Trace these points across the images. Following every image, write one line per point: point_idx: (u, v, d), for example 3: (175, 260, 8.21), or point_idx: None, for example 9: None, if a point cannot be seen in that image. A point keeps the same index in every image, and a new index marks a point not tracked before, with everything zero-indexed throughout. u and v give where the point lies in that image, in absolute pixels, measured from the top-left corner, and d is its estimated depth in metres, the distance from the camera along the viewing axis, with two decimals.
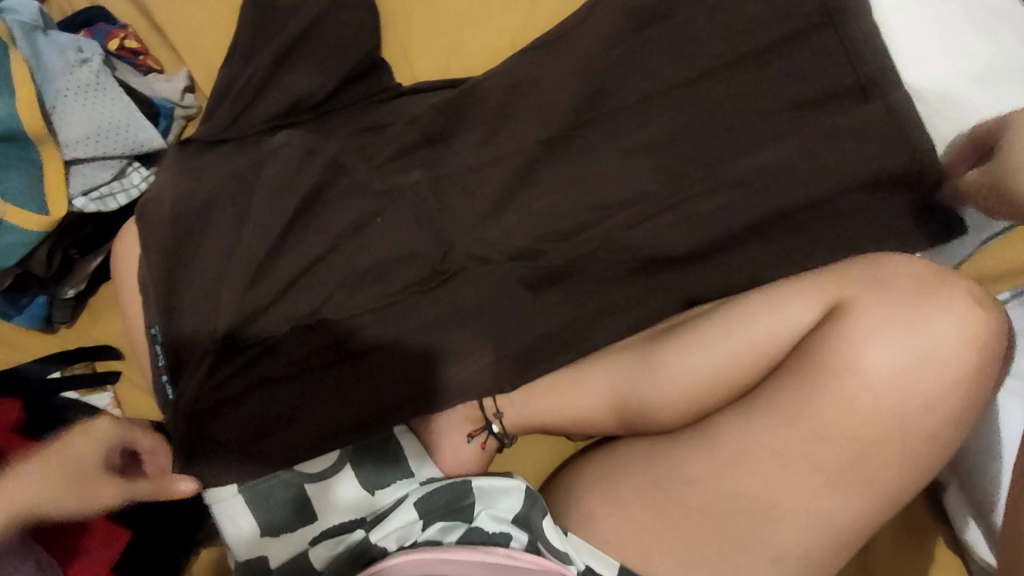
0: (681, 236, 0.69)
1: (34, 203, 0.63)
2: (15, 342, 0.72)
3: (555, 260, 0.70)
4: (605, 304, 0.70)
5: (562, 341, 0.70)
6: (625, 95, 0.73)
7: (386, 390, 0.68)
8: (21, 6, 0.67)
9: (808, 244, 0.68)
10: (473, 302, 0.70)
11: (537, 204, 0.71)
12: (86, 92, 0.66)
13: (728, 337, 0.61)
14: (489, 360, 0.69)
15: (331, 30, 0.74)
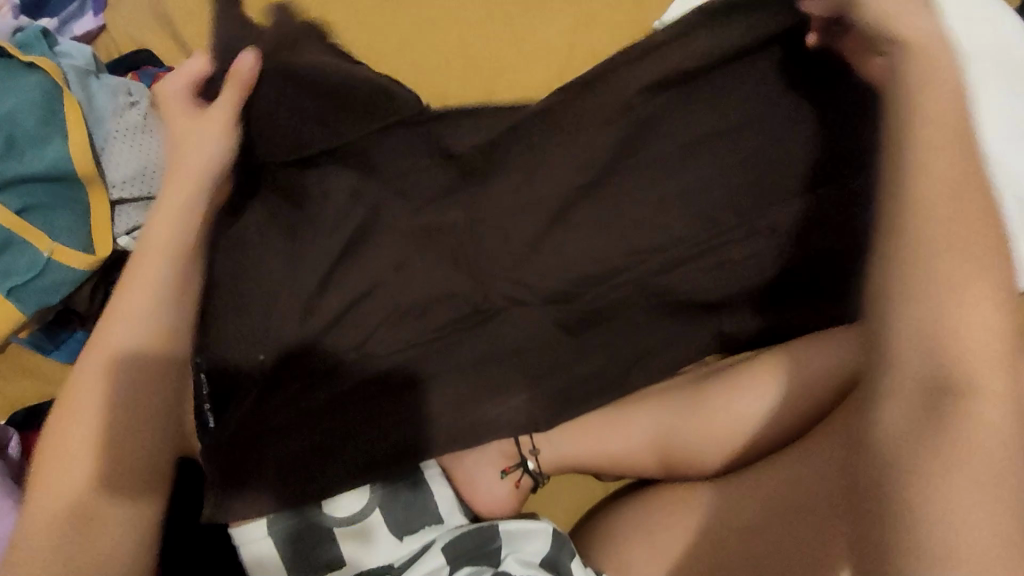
0: (717, 288, 0.70)
1: (80, 241, 0.65)
2: (53, 376, 0.74)
3: (587, 305, 0.71)
4: (643, 349, 0.69)
5: (599, 383, 0.68)
6: (664, 142, 0.71)
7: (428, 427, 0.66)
8: (76, 51, 0.70)
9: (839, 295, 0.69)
10: (510, 341, 0.70)
11: (573, 242, 0.71)
12: (134, 133, 0.68)
13: (769, 385, 0.62)
14: (524, 399, 0.67)
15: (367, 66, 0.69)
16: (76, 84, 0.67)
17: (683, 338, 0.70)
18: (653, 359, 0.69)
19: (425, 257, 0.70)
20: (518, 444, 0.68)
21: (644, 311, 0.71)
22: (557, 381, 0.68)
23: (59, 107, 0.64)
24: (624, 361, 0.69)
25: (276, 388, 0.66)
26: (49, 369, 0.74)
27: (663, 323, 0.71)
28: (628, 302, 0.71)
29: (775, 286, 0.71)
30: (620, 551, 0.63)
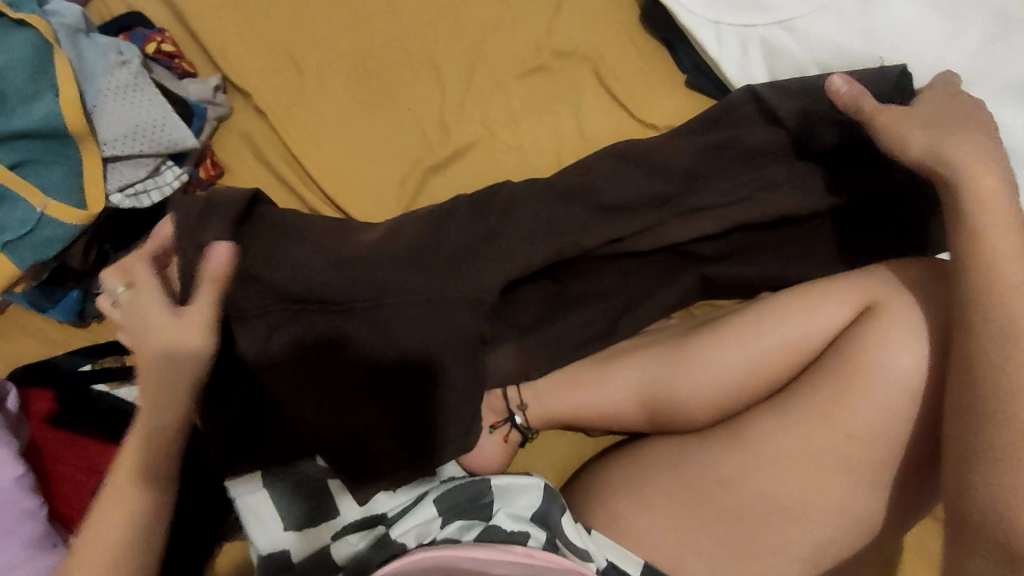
0: (707, 246, 0.69)
1: (73, 198, 0.66)
2: (51, 336, 0.76)
3: (578, 266, 0.70)
4: (626, 296, 0.70)
5: (579, 334, 0.69)
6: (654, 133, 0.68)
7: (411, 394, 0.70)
8: (65, 9, 0.70)
9: (819, 252, 0.68)
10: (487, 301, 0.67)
11: (542, 208, 0.66)
12: (126, 92, 0.69)
13: (760, 336, 0.61)
14: (513, 346, 0.69)
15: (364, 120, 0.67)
16: (66, 41, 0.67)
17: (661, 290, 0.70)
18: (639, 308, 0.70)
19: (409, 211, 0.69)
20: (506, 398, 0.70)
21: (635, 262, 0.70)
22: (542, 336, 0.69)
23: (49, 64, 0.65)
24: (610, 328, 0.70)
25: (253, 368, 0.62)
26: (47, 329, 0.76)
27: (653, 276, 0.70)
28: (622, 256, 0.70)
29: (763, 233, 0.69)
30: (608, 504, 0.64)
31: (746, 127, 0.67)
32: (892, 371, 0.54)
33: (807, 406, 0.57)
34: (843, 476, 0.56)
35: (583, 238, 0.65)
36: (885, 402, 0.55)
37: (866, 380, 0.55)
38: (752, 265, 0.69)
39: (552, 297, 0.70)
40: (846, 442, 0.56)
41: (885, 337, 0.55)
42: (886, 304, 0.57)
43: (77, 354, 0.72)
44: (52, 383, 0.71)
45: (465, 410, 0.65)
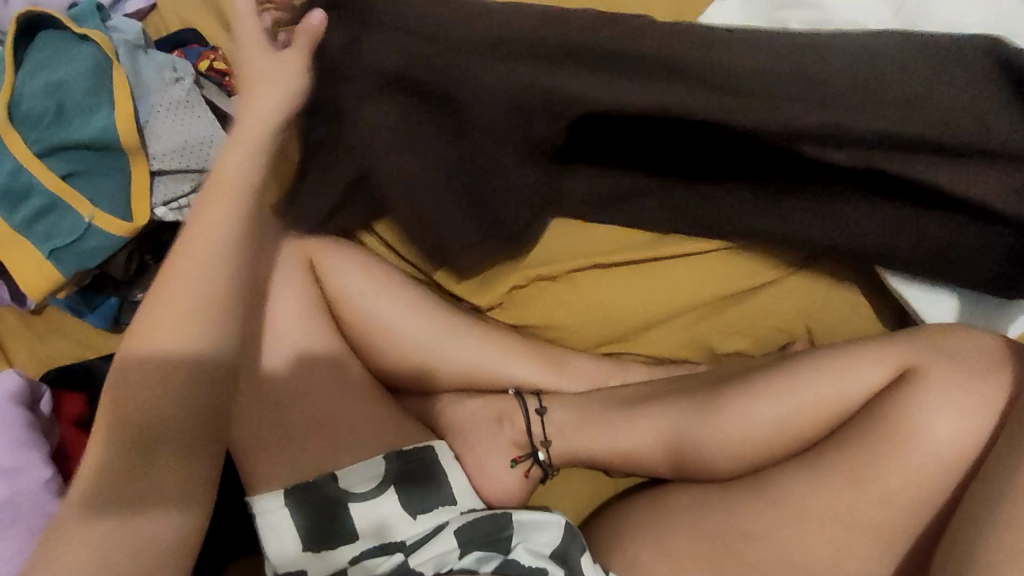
0: (793, 166, 0.64)
1: (119, 209, 0.67)
2: (87, 338, 0.77)
3: (642, 201, 0.67)
4: (663, 269, 0.71)
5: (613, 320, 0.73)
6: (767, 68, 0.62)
7: (422, 376, 0.73)
8: (127, 27, 0.73)
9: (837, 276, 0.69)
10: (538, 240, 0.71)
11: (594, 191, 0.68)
12: (177, 108, 0.70)
13: (793, 392, 0.60)
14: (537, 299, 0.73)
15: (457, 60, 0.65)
16: (125, 57, 0.69)
17: (684, 299, 0.71)
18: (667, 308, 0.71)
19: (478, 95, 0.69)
20: (531, 433, 0.70)
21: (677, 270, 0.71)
22: (566, 315, 0.74)
23: (107, 79, 0.67)
24: (633, 323, 0.73)
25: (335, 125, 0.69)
26: (83, 331, 0.77)
27: (716, 198, 0.66)
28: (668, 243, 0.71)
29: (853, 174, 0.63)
30: (627, 547, 0.63)
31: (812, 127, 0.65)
32: (928, 439, 0.54)
33: (841, 467, 0.56)
34: (868, 538, 0.55)
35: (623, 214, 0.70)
36: (920, 467, 0.54)
37: (902, 443, 0.54)
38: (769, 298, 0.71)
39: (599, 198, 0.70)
40: (874, 505, 0.55)
41: (922, 401, 0.54)
42: (927, 364, 0.56)
43: (112, 360, 0.73)
44: (85, 385, 0.72)
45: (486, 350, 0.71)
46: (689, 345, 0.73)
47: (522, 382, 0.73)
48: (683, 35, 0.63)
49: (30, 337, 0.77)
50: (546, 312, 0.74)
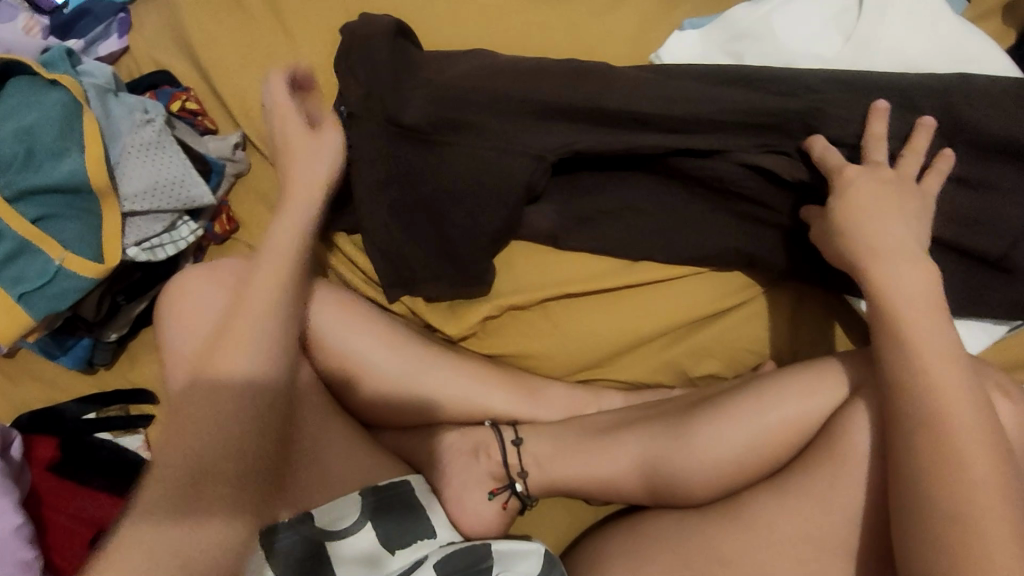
0: (756, 184, 0.67)
1: (89, 251, 0.67)
2: (57, 381, 0.77)
3: (611, 209, 0.71)
4: (636, 291, 0.72)
5: (588, 350, 0.73)
6: (718, 98, 0.65)
7: (397, 411, 0.72)
8: (97, 71, 0.73)
9: (799, 290, 0.71)
10: (524, 271, 0.74)
11: (569, 211, 0.71)
12: (149, 149, 0.71)
13: (761, 415, 0.61)
14: (513, 325, 0.75)
15: (431, 95, 0.70)
16: (94, 102, 0.70)
17: (656, 325, 0.72)
18: (639, 331, 0.72)
19: (447, 130, 0.70)
20: (506, 465, 0.70)
21: (649, 293, 0.72)
22: (540, 343, 0.74)
23: (77, 124, 0.68)
24: (609, 347, 0.73)
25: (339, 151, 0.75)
26: (54, 374, 0.77)
27: (686, 216, 0.70)
28: (640, 266, 0.72)
29: (811, 191, 0.66)
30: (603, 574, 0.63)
31: (771, 148, 0.65)
32: (880, 455, 0.55)
33: (809, 489, 0.57)
34: (839, 563, 0.55)
35: (595, 241, 0.71)
36: (880, 482, 0.55)
37: (856, 457, 0.56)
38: (735, 320, 0.71)
39: (575, 219, 0.71)
40: (844, 526, 0.56)
41: (861, 419, 0.56)
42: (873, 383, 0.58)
43: (85, 402, 0.74)
44: (56, 431, 0.72)
45: (469, 387, 0.73)
46: (663, 371, 0.73)
47: (498, 413, 0.73)
48: (655, 95, 0.67)
49: (3, 381, 0.77)
50: (520, 341, 0.75)
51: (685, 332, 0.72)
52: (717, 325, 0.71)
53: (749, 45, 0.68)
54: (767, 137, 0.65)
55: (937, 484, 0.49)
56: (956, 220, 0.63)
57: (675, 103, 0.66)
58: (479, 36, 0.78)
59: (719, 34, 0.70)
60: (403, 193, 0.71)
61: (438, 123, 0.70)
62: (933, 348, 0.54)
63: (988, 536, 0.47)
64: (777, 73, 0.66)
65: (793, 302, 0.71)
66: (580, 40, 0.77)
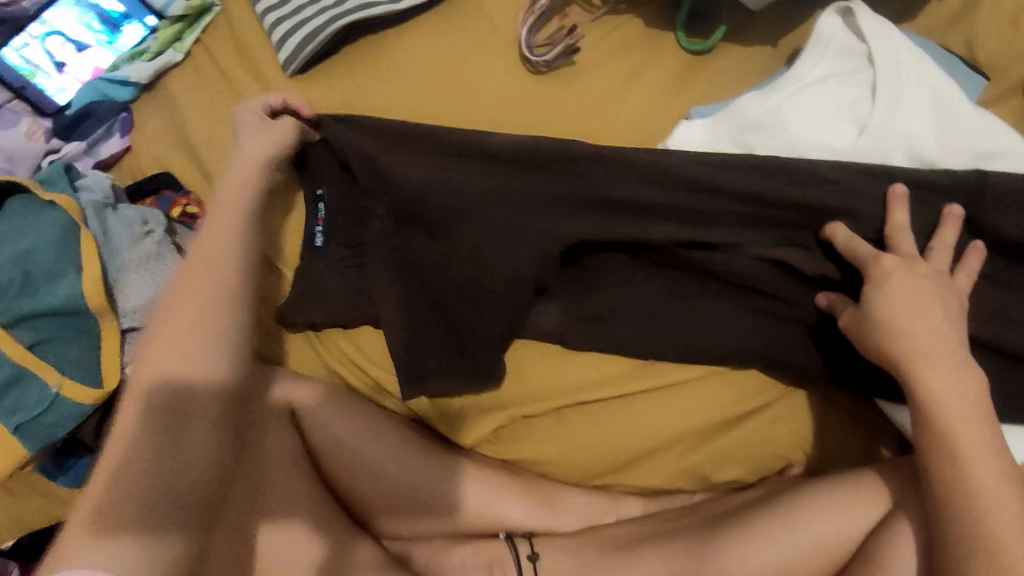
0: (774, 278, 0.65)
1: (89, 373, 0.65)
2: (59, 496, 0.75)
3: (623, 305, 0.69)
4: (653, 389, 0.69)
5: (605, 455, 0.69)
6: (728, 187, 0.64)
7: (412, 519, 0.70)
8: (95, 184, 0.73)
9: (827, 390, 0.67)
10: (536, 373, 0.70)
11: (581, 303, 0.70)
12: (147, 263, 0.70)
13: (790, 532, 0.57)
14: (526, 429, 0.71)
15: (437, 189, 0.68)
16: (92, 218, 0.69)
17: (675, 430, 0.68)
18: (657, 434, 0.68)
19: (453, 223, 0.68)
20: None
21: (665, 396, 0.68)
22: (555, 449, 0.70)
23: (75, 245, 0.66)
24: (628, 450, 0.69)
25: (336, 249, 0.72)
26: (55, 489, 0.75)
27: (700, 312, 0.67)
28: (656, 367, 0.69)
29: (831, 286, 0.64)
30: None
31: (782, 241, 0.64)
32: None
33: None
34: None
35: (609, 340, 0.69)
36: None
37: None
38: (761, 424, 0.67)
39: (583, 316, 0.70)
40: None
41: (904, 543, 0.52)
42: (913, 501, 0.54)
43: None
44: None
45: (491, 496, 0.70)
46: (683, 476, 0.69)
47: (513, 523, 0.70)
48: (660, 188, 0.66)
49: (6, 497, 0.75)
50: (534, 446, 0.71)
51: (706, 434, 0.68)
52: (740, 429, 0.67)
53: (760, 137, 0.65)
54: (779, 229, 0.64)
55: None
56: (995, 320, 0.59)
57: (684, 188, 0.65)
58: (481, 123, 0.77)
59: (727, 121, 0.67)
60: (411, 284, 0.68)
61: (440, 216, 0.68)
62: (977, 469, 0.50)
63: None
64: (793, 163, 0.63)
65: (822, 401, 0.67)
66: (584, 121, 0.74)
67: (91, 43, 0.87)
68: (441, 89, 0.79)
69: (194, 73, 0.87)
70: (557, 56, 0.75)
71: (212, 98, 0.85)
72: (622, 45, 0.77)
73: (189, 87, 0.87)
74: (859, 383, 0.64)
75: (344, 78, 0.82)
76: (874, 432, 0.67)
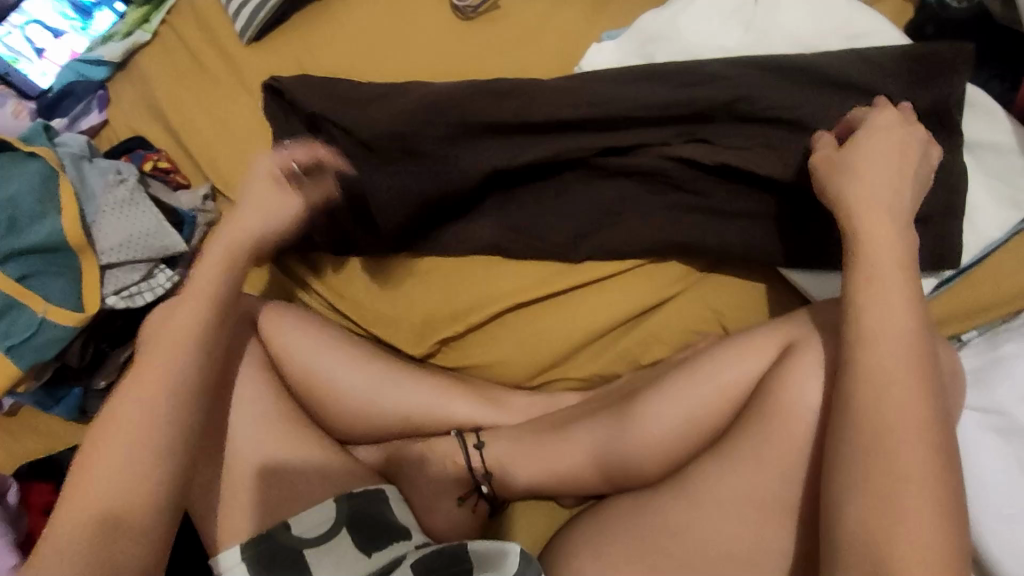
0: (684, 172, 0.71)
1: (71, 301, 0.73)
2: (56, 432, 0.82)
3: (551, 209, 0.74)
4: (585, 284, 0.75)
5: (547, 352, 0.76)
6: (634, 95, 0.70)
7: (365, 428, 0.74)
8: (72, 141, 0.81)
9: (741, 271, 0.74)
10: (480, 282, 0.77)
11: (515, 211, 0.76)
12: (120, 207, 0.77)
13: (696, 383, 0.63)
14: (473, 334, 0.78)
15: (376, 116, 0.74)
16: (71, 168, 0.77)
17: (607, 321, 0.74)
18: (588, 325, 0.75)
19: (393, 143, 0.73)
20: (472, 470, 0.72)
21: (596, 293, 0.75)
22: (497, 352, 0.77)
23: (55, 189, 0.74)
24: (565, 346, 0.75)
25: None
26: (53, 426, 0.82)
27: (619, 210, 0.73)
28: (583, 266, 0.75)
29: (732, 172, 0.70)
30: (572, 564, 0.63)
31: (688, 138, 0.70)
32: (810, 405, 0.57)
33: (743, 451, 0.59)
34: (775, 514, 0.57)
35: (542, 241, 0.75)
36: (809, 429, 0.56)
37: (783, 412, 0.57)
38: (677, 307, 0.74)
39: (513, 227, 0.75)
40: (780, 480, 0.57)
41: (802, 371, 0.57)
42: (805, 341, 0.59)
43: None
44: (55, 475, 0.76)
45: (440, 398, 0.74)
46: (618, 361, 0.76)
47: (462, 420, 0.74)
48: (572, 109, 0.71)
49: (6, 438, 0.82)
50: (480, 353, 0.78)
51: (631, 320, 0.75)
52: (661, 315, 0.74)
53: (661, 47, 0.73)
54: (686, 125, 0.70)
55: (858, 412, 0.50)
56: None
57: (592, 94, 0.71)
58: (417, 65, 0.85)
59: (631, 40, 0.75)
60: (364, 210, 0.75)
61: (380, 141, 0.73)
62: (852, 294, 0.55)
63: (896, 467, 0.48)
64: (692, 66, 0.70)
65: (737, 281, 0.74)
66: (510, 55, 0.82)
67: (66, 29, 0.96)
68: (383, 38, 0.87)
69: (160, 49, 0.95)
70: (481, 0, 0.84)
71: (178, 69, 0.93)
72: None
73: (157, 62, 0.95)
74: (767, 258, 0.70)
75: (294, 39, 0.90)
76: (787, 303, 0.73)
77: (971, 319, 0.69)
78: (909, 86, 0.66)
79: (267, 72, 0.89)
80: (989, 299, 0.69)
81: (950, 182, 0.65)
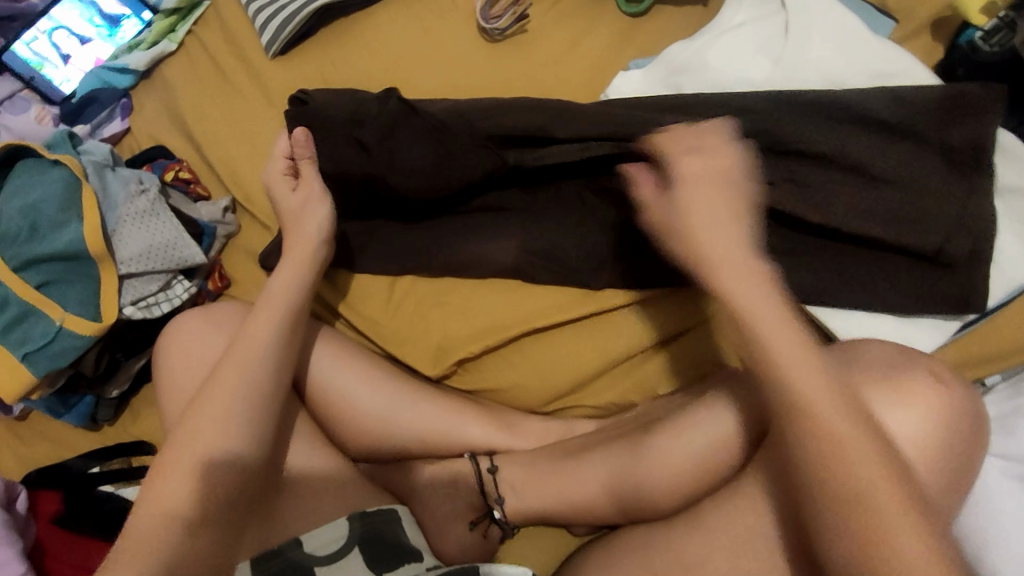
0: None
1: (89, 310, 0.73)
2: (65, 440, 0.82)
3: (574, 234, 0.74)
4: (603, 311, 0.75)
5: (563, 378, 0.75)
6: (662, 124, 0.70)
7: (379, 448, 0.73)
8: (97, 150, 0.81)
9: None
10: (499, 305, 0.77)
11: (536, 235, 0.75)
12: (141, 217, 0.77)
13: (715, 417, 0.62)
14: (490, 357, 0.77)
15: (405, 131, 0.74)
16: (93, 176, 0.77)
17: (624, 349, 0.74)
18: (607, 353, 0.74)
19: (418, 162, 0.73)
20: (484, 493, 0.71)
21: (615, 320, 0.75)
22: (512, 375, 0.77)
23: (78, 197, 0.74)
24: (583, 373, 0.75)
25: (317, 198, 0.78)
26: (62, 434, 0.82)
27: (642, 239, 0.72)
28: (603, 293, 0.75)
29: None
30: None
31: None
32: None
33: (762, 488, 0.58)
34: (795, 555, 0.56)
35: (564, 265, 0.74)
36: None
37: None
38: (696, 338, 0.74)
39: (535, 251, 0.75)
40: None
41: None
42: None
43: (88, 456, 0.78)
44: (62, 482, 0.76)
45: (454, 423, 0.73)
46: (634, 391, 0.75)
47: (476, 443, 0.73)
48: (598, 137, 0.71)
49: (16, 444, 0.82)
50: (495, 377, 0.77)
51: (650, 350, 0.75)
52: (681, 346, 0.74)
53: (690, 78, 0.73)
54: None
55: None
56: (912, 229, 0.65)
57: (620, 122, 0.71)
58: (444, 85, 0.85)
59: (660, 69, 0.75)
60: None
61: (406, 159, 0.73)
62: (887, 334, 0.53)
63: (882, 506, 0.43)
64: (722, 98, 0.71)
65: None
66: (537, 80, 0.82)
67: (93, 37, 0.96)
68: (411, 58, 0.87)
69: (186, 60, 0.96)
70: (509, 23, 0.84)
71: (203, 79, 0.94)
72: (570, 10, 0.84)
73: (182, 72, 0.95)
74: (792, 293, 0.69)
75: (322, 55, 0.90)
76: None
77: (994, 362, 0.69)
78: (941, 125, 0.65)
79: (293, 87, 0.90)
80: (1011, 342, 0.68)
81: (978, 223, 0.64)
